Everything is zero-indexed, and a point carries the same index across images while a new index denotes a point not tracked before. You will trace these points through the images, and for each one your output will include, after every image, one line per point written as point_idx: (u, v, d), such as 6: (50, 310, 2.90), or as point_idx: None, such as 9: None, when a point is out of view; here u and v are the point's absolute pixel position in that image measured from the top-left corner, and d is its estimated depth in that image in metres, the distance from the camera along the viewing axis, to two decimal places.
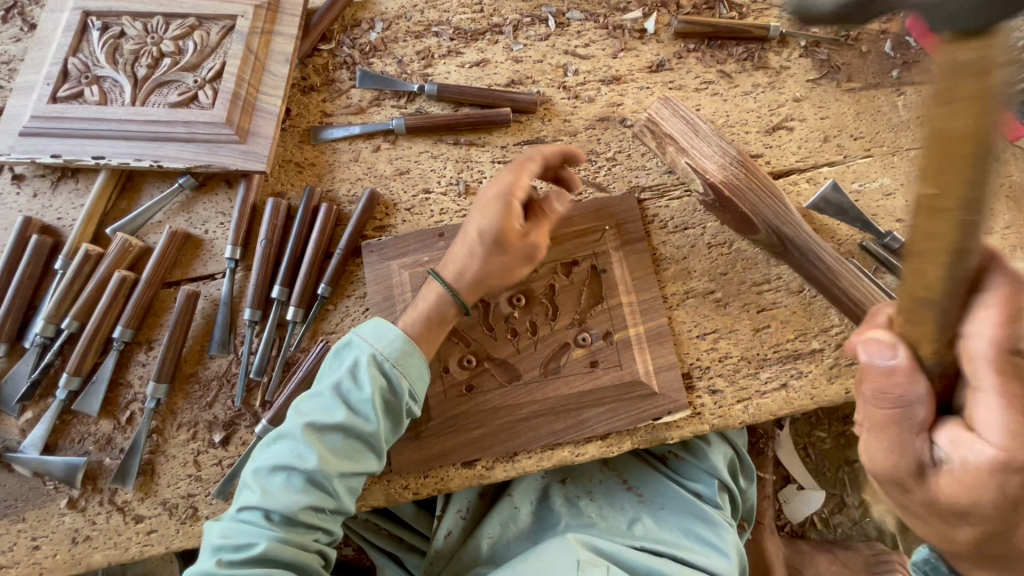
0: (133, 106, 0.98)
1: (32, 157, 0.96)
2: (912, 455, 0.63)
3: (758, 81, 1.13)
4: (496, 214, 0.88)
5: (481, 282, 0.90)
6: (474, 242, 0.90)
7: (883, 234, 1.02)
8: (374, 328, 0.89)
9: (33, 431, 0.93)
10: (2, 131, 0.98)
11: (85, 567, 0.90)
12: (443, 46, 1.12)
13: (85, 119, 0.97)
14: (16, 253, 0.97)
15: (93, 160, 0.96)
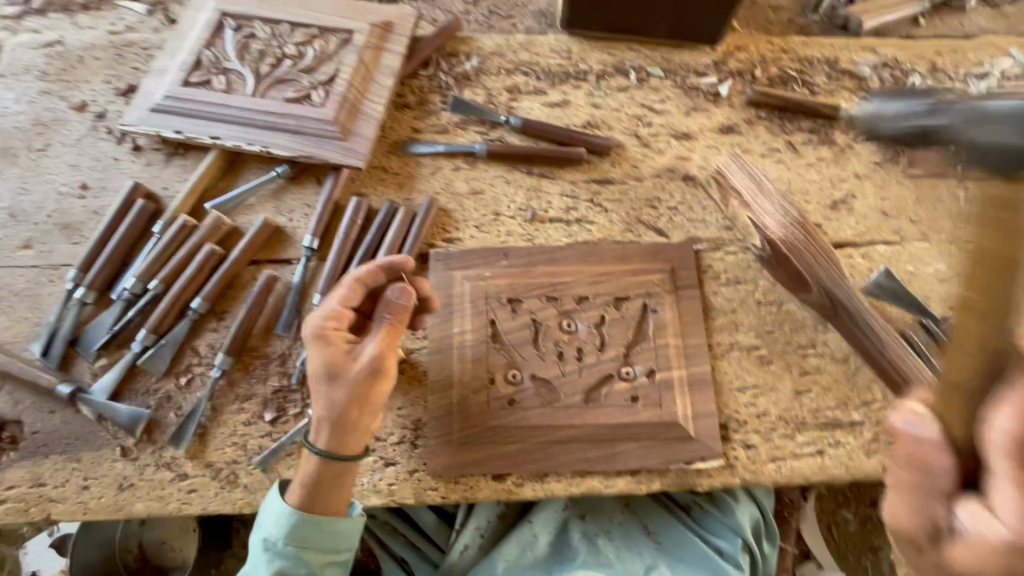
0: (253, 97, 1.09)
1: (157, 130, 1.08)
2: (981, 535, 0.59)
3: (823, 156, 1.18)
4: (317, 351, 0.89)
5: (338, 431, 0.88)
6: (315, 389, 0.90)
7: (941, 318, 1.05)
8: (264, 512, 0.90)
9: (104, 377, 0.99)
10: (135, 105, 1.10)
11: (125, 514, 0.94)
12: (530, 84, 1.21)
13: (211, 103, 1.08)
14: (122, 214, 1.07)
15: (210, 139, 1.07)
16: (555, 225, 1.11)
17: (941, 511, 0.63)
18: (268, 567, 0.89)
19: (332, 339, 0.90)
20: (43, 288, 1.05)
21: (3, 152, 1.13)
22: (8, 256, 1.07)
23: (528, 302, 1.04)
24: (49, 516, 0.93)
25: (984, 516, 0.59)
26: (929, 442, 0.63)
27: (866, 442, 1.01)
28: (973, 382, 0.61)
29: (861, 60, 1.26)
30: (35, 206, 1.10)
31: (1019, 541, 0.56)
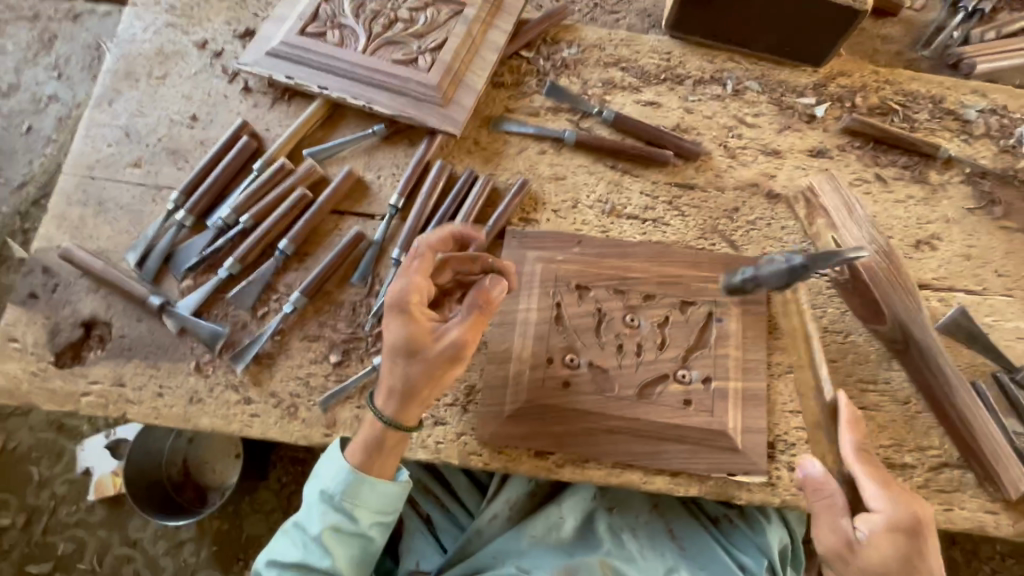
0: (363, 54, 1.14)
1: (271, 73, 1.15)
2: (872, 535, 0.86)
3: (913, 193, 1.15)
4: (397, 324, 0.91)
5: (403, 400, 0.91)
6: (388, 357, 0.92)
7: (1015, 367, 1.03)
8: (324, 466, 0.96)
9: (190, 296, 1.06)
10: (253, 48, 1.18)
11: (192, 426, 1.00)
12: (627, 81, 1.23)
13: (323, 55, 1.14)
14: (227, 148, 1.13)
15: (318, 89, 1.14)
16: (631, 221, 1.13)
17: (847, 524, 0.89)
18: (321, 516, 0.95)
19: (414, 314, 0.91)
20: (146, 206, 1.12)
21: (126, 75, 1.20)
22: (118, 171, 1.14)
23: (595, 291, 1.05)
24: (125, 415, 1.01)
25: (874, 520, 0.86)
26: (825, 476, 0.90)
27: (916, 487, 0.99)
28: (827, 431, 0.99)
29: (968, 102, 1.22)
30: (148, 129, 1.17)
31: (893, 520, 0.85)
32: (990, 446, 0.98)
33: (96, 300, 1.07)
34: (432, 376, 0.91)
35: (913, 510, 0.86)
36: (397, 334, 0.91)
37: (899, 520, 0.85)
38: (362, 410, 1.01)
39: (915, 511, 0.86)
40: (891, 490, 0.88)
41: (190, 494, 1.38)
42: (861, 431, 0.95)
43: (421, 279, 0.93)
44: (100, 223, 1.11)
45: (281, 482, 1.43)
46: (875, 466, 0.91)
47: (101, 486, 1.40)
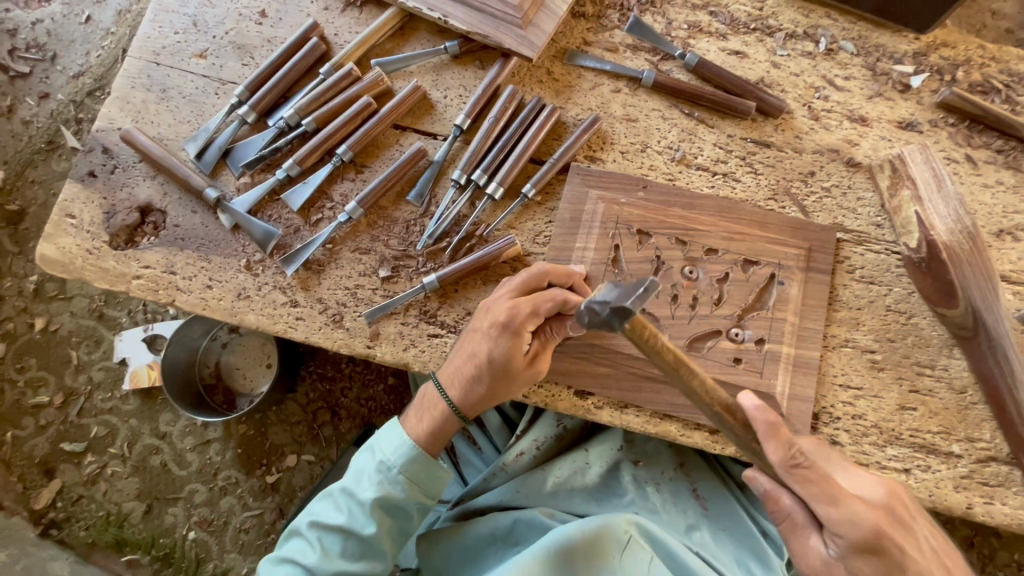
0: None
1: None
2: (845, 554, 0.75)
3: (1003, 180, 1.09)
4: (507, 348, 0.90)
5: (474, 406, 0.95)
6: (477, 364, 0.92)
7: None
8: (383, 436, 0.97)
9: (246, 194, 1.05)
10: None
11: (238, 321, 1.01)
12: (714, 26, 1.16)
13: None
14: (295, 48, 1.10)
15: None
16: (700, 173, 1.08)
17: (814, 540, 0.76)
18: (373, 486, 0.94)
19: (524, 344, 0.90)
20: (209, 98, 1.10)
21: None
22: (183, 60, 1.12)
23: (656, 239, 1.02)
24: (174, 303, 1.01)
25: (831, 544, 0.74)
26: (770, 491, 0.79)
27: (958, 476, 0.96)
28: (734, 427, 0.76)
29: None
30: (216, 21, 1.14)
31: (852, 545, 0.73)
32: None
33: (154, 187, 1.06)
34: (513, 387, 0.94)
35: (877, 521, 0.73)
36: (501, 346, 0.90)
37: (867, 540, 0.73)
38: (407, 327, 1.01)
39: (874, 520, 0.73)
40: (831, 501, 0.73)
41: (220, 397, 1.42)
42: (786, 439, 0.74)
43: (539, 313, 0.91)
44: (161, 111, 1.09)
45: (308, 398, 1.45)
46: (816, 478, 0.73)
47: (135, 378, 1.43)
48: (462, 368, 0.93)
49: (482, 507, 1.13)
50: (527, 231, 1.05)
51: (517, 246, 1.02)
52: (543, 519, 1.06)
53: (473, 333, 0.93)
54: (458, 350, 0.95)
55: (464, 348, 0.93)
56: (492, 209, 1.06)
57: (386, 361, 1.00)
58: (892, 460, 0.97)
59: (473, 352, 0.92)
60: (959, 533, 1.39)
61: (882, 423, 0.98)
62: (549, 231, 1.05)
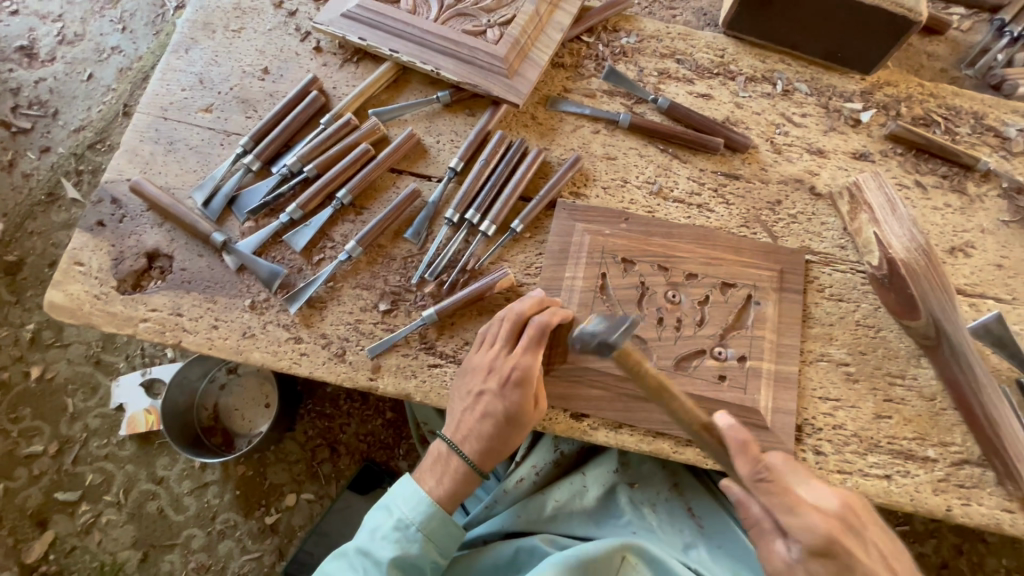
0: (435, 23, 1.21)
1: (344, 34, 1.22)
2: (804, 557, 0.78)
3: (951, 202, 1.19)
4: (520, 401, 0.95)
5: (493, 456, 1.00)
6: (493, 422, 0.97)
7: None
8: (400, 493, 0.99)
9: (251, 236, 1.11)
10: (329, 9, 1.25)
11: (243, 359, 1.04)
12: (681, 72, 1.27)
13: (397, 21, 1.21)
14: (296, 100, 1.18)
15: (389, 52, 1.21)
16: (676, 205, 1.17)
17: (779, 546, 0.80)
18: (392, 544, 0.96)
19: (533, 393, 0.96)
20: (214, 149, 1.17)
21: (204, 25, 1.26)
22: (190, 114, 1.19)
23: (640, 266, 1.09)
24: (181, 344, 1.05)
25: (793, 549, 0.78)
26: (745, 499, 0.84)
27: (936, 480, 1.02)
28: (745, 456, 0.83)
29: (1009, 120, 1.26)
30: (222, 78, 1.22)
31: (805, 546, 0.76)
32: (1012, 445, 1.00)
33: (161, 233, 1.11)
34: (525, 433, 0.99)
35: (831, 527, 0.77)
36: (507, 399, 0.95)
37: (821, 546, 0.76)
38: (408, 358, 1.05)
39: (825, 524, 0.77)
40: (797, 517, 0.78)
41: (219, 438, 1.42)
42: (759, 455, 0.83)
43: (536, 359, 0.96)
44: (169, 162, 1.16)
45: (307, 435, 1.46)
46: (776, 489, 0.80)
47: (133, 423, 1.43)
48: (475, 424, 0.98)
49: (485, 536, 1.15)
50: (519, 263, 1.11)
51: (510, 278, 1.08)
52: (544, 545, 1.08)
53: (479, 393, 0.97)
54: (468, 409, 0.99)
55: (474, 409, 0.98)
56: (485, 244, 1.13)
57: (388, 392, 1.03)
58: (873, 468, 1.02)
59: (481, 408, 0.97)
60: (948, 542, 1.43)
61: (861, 432, 1.04)
62: (539, 262, 1.11)
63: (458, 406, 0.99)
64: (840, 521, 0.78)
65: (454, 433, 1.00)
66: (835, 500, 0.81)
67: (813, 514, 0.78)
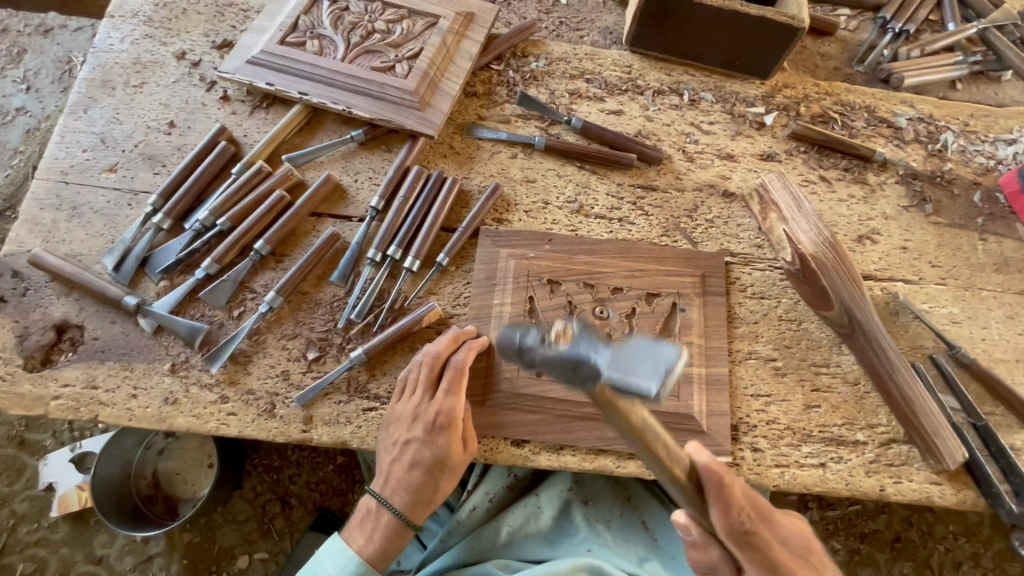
0: (342, 62, 1.21)
1: (251, 80, 1.20)
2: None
3: (854, 193, 1.26)
4: (446, 444, 0.96)
5: (426, 503, 1.00)
6: (422, 469, 0.98)
7: (952, 346, 1.12)
8: (327, 558, 0.99)
9: (166, 296, 1.07)
10: (233, 56, 1.23)
11: (167, 426, 1.00)
12: (591, 91, 1.31)
13: (304, 63, 1.20)
14: (205, 152, 1.16)
15: (298, 94, 1.20)
16: (598, 221, 1.19)
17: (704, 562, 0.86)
18: None
19: (459, 434, 0.97)
20: (121, 210, 1.13)
21: (102, 83, 1.22)
22: (93, 176, 1.15)
23: (566, 285, 1.11)
24: (98, 418, 0.99)
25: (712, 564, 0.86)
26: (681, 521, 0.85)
27: (867, 462, 1.06)
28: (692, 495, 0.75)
29: (899, 111, 1.34)
30: (125, 136, 1.18)
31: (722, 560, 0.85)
32: (929, 420, 1.04)
33: (69, 303, 1.06)
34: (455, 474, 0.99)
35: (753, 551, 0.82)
36: (433, 444, 0.96)
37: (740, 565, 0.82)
38: (341, 406, 1.02)
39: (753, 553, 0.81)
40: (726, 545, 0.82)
41: (159, 507, 1.35)
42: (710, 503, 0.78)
43: (460, 400, 0.98)
44: (73, 228, 1.11)
45: (255, 491, 1.41)
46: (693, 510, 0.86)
47: (65, 503, 1.35)
48: (404, 473, 0.99)
49: (441, 569, 1.12)
50: (447, 295, 1.11)
51: (438, 311, 1.07)
52: (496, 568, 1.08)
53: (405, 442, 0.97)
54: (395, 459, 0.99)
55: (401, 459, 0.98)
56: (412, 280, 1.12)
57: (323, 442, 1.01)
58: (808, 458, 1.05)
59: (408, 455, 0.98)
60: (897, 515, 1.48)
61: (793, 424, 1.07)
62: (468, 292, 1.11)
63: (384, 458, 0.99)
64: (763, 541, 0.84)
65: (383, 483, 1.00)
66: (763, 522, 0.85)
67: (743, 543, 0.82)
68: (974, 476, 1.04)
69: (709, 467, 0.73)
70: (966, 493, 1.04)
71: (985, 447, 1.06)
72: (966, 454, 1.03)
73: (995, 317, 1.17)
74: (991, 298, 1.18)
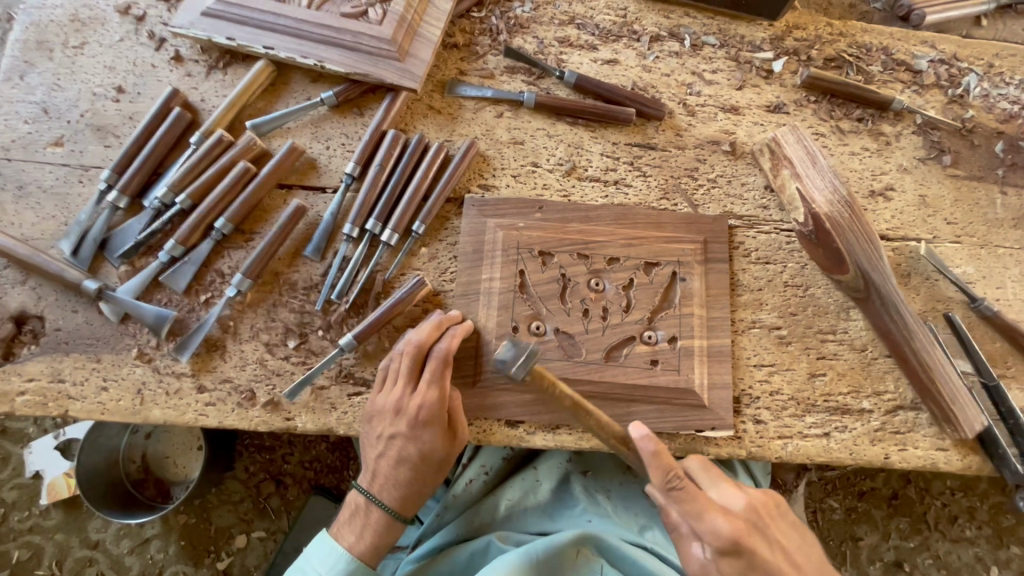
0: (308, 9, 1.08)
1: (209, 35, 1.08)
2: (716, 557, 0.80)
3: (867, 146, 1.17)
4: (431, 439, 0.91)
5: (417, 498, 0.96)
6: (409, 465, 0.93)
7: (977, 298, 1.07)
8: (315, 555, 0.95)
9: (129, 281, 0.99)
10: (186, 7, 1.10)
11: (142, 419, 0.95)
12: (583, 38, 1.19)
13: (264, 13, 1.08)
14: (159, 120, 1.05)
15: (263, 49, 1.08)
16: (592, 184, 1.10)
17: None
18: None
19: (444, 427, 0.92)
20: (73, 188, 1.03)
21: (38, 45, 1.10)
22: (37, 151, 1.04)
23: (559, 257, 1.03)
24: (68, 413, 0.94)
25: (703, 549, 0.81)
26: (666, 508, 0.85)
27: (872, 430, 1.02)
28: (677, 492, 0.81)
29: (919, 52, 1.23)
30: (68, 105, 1.07)
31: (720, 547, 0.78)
32: (945, 389, 0.99)
33: (26, 292, 0.99)
34: (444, 465, 0.95)
35: (736, 529, 0.78)
36: (418, 438, 0.92)
37: (726, 547, 0.77)
38: (326, 393, 0.97)
39: (731, 529, 0.77)
40: (705, 522, 0.78)
41: (152, 491, 1.34)
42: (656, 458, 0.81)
43: (445, 392, 0.92)
44: (21, 210, 1.02)
45: (248, 472, 1.38)
46: (689, 494, 0.79)
47: (54, 490, 1.33)
48: (392, 468, 0.94)
49: (439, 546, 1.09)
50: (432, 270, 1.04)
51: (428, 286, 1.01)
52: (498, 542, 1.04)
53: (390, 436, 0.92)
54: (382, 454, 0.94)
55: (387, 455, 0.93)
56: (392, 252, 1.05)
57: (308, 430, 0.96)
58: (812, 429, 1.02)
59: (393, 449, 0.93)
60: (896, 473, 1.47)
61: (797, 394, 1.03)
62: (454, 266, 1.04)
63: (370, 453, 0.95)
64: (745, 519, 0.80)
65: (370, 475, 0.96)
66: (743, 501, 0.83)
67: (719, 518, 0.78)
68: (981, 441, 1.01)
69: (644, 439, 0.82)
70: (972, 458, 1.01)
71: (993, 408, 1.03)
72: (985, 424, 0.98)
73: (1011, 276, 1.12)
74: (1008, 256, 1.13)
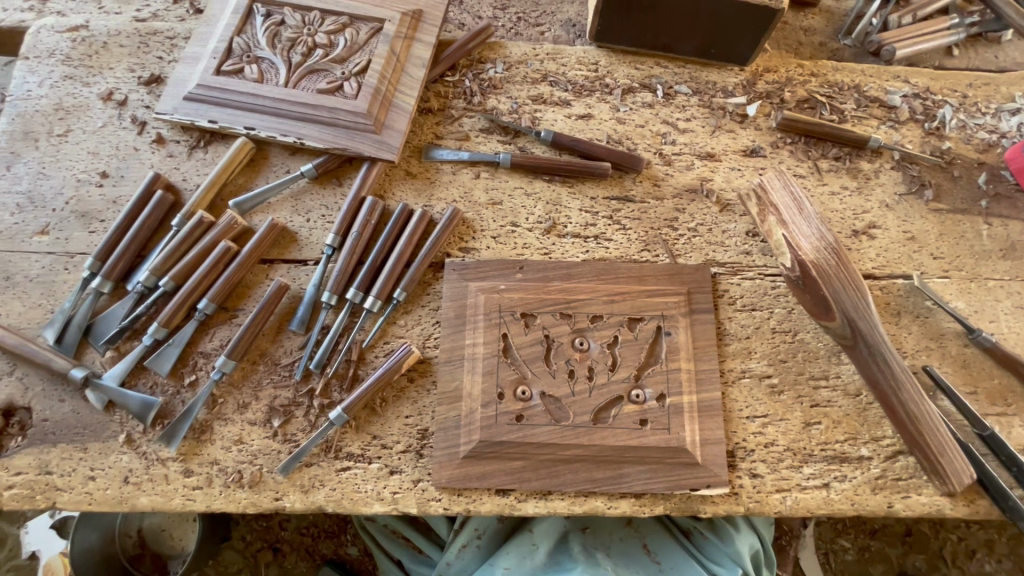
0: (286, 87, 1.11)
1: (191, 119, 1.11)
2: None
3: (847, 185, 1.17)
4: None
5: None
6: None
7: (974, 329, 1.06)
8: None
9: (115, 367, 1.00)
10: (169, 92, 1.13)
11: (129, 507, 0.93)
12: (556, 95, 1.20)
13: (243, 94, 1.10)
14: (141, 204, 1.07)
15: (244, 130, 1.10)
16: (573, 240, 1.10)
17: None
18: None
19: None
20: (58, 276, 1.04)
21: (24, 135, 1.12)
22: (24, 240, 1.06)
23: (541, 318, 1.03)
24: (55, 505, 0.93)
25: None
26: None
27: (873, 478, 0.99)
28: None
29: (891, 88, 1.24)
30: (53, 193, 1.09)
31: None
32: (935, 441, 0.96)
33: (14, 383, 1.00)
34: None
35: None
36: None
37: None
38: (313, 470, 0.96)
39: None
40: None
41: (148, 566, 1.32)
42: None
43: None
44: (8, 300, 1.03)
45: (245, 541, 1.37)
46: None
47: (50, 571, 1.32)
48: None
49: None
50: (417, 337, 1.04)
51: (415, 353, 1.01)
52: None
53: None
54: None
55: None
56: (375, 320, 1.05)
57: (296, 510, 0.94)
58: (812, 481, 0.99)
59: None
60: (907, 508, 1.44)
61: (793, 445, 1.01)
62: (437, 332, 1.04)
63: None
64: None
65: None
66: None
67: None
68: (989, 491, 0.97)
69: None
70: (979, 504, 0.98)
71: (994, 453, 1.00)
72: (973, 476, 0.95)
73: (1004, 309, 1.10)
74: (998, 289, 1.11)
